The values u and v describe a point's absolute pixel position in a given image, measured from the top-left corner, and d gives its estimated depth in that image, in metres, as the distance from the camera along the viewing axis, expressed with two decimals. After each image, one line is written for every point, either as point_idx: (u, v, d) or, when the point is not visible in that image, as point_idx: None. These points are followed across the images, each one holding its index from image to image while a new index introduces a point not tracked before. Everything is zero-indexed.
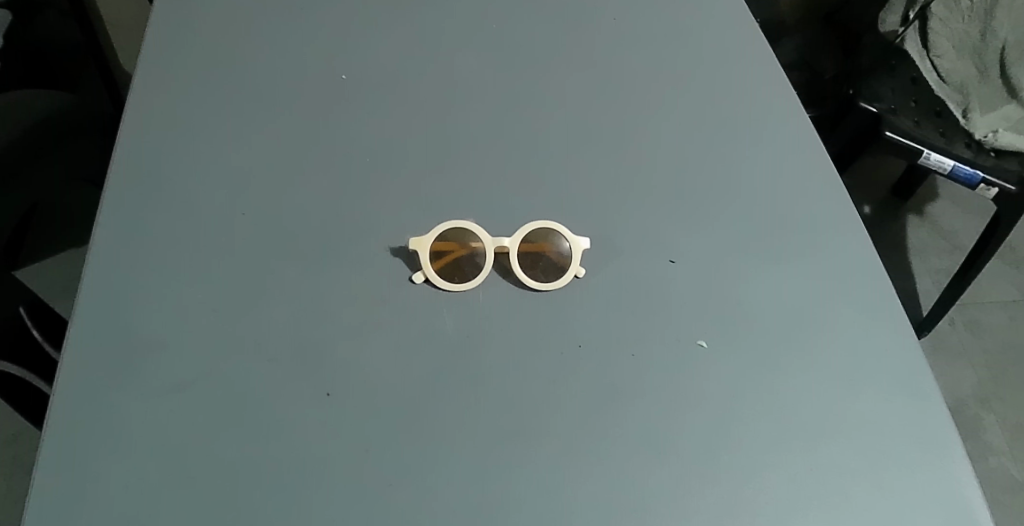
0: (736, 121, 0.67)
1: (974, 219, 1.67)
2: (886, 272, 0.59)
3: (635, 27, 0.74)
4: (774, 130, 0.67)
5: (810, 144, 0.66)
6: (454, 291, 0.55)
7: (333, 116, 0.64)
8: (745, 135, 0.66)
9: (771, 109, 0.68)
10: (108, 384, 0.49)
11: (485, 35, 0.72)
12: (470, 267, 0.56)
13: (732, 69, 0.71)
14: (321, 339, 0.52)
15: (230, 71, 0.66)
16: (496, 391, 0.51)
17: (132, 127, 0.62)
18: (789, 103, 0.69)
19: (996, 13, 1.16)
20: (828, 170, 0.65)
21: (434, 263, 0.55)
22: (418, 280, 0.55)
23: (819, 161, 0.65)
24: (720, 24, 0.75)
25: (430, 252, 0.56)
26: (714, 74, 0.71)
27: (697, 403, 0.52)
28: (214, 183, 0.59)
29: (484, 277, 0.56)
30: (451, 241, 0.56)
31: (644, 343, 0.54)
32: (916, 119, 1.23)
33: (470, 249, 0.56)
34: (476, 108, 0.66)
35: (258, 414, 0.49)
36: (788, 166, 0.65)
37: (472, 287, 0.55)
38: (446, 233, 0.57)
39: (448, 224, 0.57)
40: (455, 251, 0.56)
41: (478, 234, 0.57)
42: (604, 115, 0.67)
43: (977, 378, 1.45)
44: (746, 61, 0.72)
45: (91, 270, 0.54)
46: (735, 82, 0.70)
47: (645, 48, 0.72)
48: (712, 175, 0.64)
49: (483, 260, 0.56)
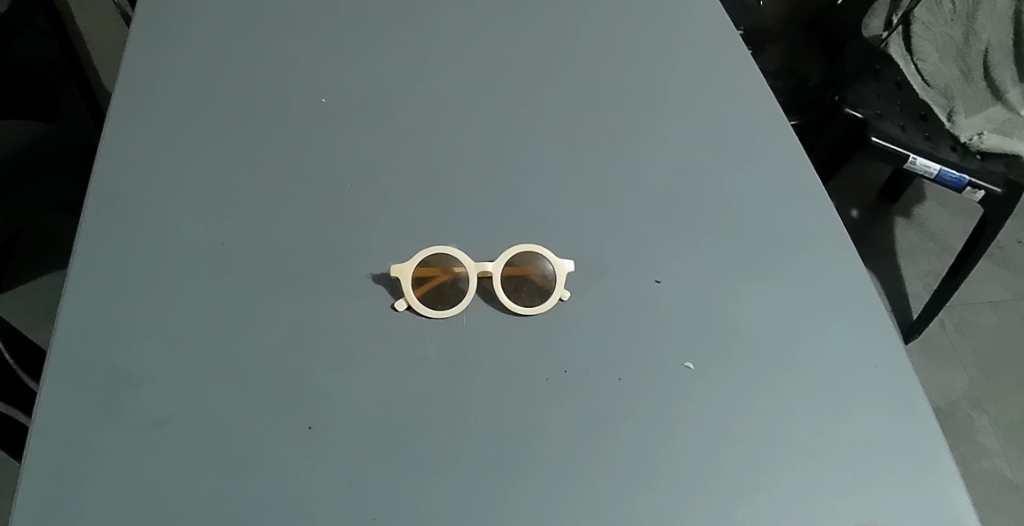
0: (719, 136, 0.67)
1: (961, 220, 1.69)
2: (872, 283, 0.60)
3: (620, 41, 0.74)
4: (757, 144, 0.67)
5: (794, 155, 0.66)
6: (436, 317, 0.54)
7: (314, 140, 0.64)
8: (729, 150, 0.66)
9: (756, 124, 0.68)
10: (85, 421, 0.48)
11: (467, 52, 0.72)
12: (453, 292, 0.55)
13: (717, 83, 0.71)
14: (303, 371, 0.51)
15: (207, 97, 0.66)
16: (482, 420, 0.50)
17: (108, 156, 0.61)
18: (773, 115, 0.69)
19: (979, 15, 1.16)
20: (812, 183, 0.65)
21: (417, 290, 0.55)
22: (401, 307, 0.54)
23: (804, 173, 0.65)
24: (702, 35, 0.75)
25: (413, 278, 0.55)
26: (699, 88, 0.71)
27: (685, 426, 0.51)
28: (194, 211, 0.59)
29: (467, 303, 0.55)
30: (434, 266, 0.56)
31: (632, 368, 0.53)
32: (901, 124, 1.27)
33: (453, 275, 0.56)
34: (459, 128, 0.66)
35: (238, 451, 0.48)
36: (775, 181, 0.64)
37: (456, 314, 0.55)
38: (426, 258, 0.56)
39: (430, 249, 0.57)
40: (438, 277, 0.56)
41: (461, 259, 0.57)
42: (587, 132, 0.67)
43: (968, 379, 1.46)
44: (729, 73, 0.72)
45: (67, 303, 0.53)
46: (720, 95, 0.70)
47: (629, 64, 0.72)
48: (697, 192, 0.64)
49: (466, 285, 0.56)
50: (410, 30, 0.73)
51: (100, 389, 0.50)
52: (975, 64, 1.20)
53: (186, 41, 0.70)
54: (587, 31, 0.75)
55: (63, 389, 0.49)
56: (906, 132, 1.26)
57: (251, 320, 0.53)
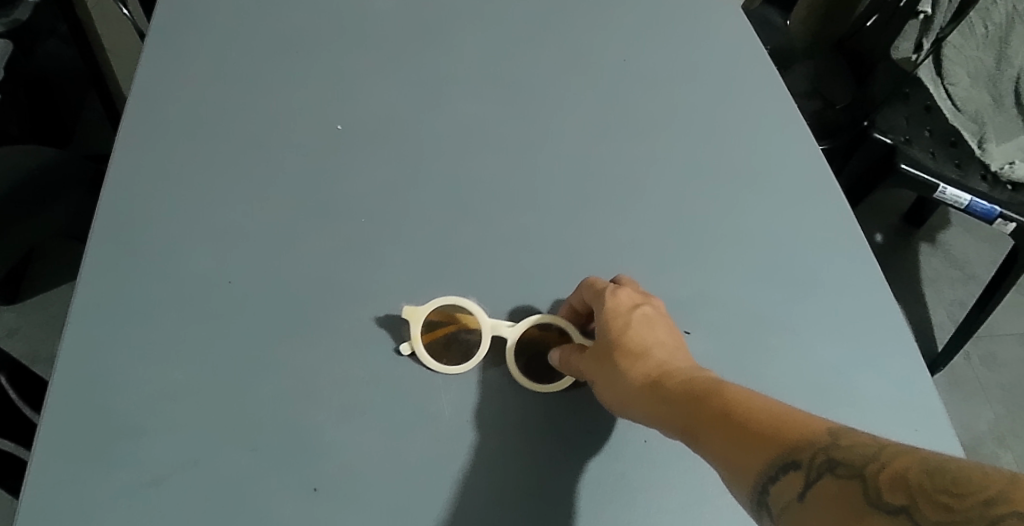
0: (728, 186, 0.68)
1: (987, 247, 1.65)
2: (913, 345, 0.61)
3: (633, 73, 0.75)
4: (768, 190, 0.68)
5: (801, 201, 0.68)
6: (440, 370, 0.55)
7: (326, 171, 0.64)
8: (736, 196, 0.67)
9: (764, 169, 0.69)
10: (82, 471, 0.48)
11: (482, 81, 0.72)
12: (461, 348, 0.56)
13: (728, 122, 0.72)
14: (306, 421, 0.52)
15: (214, 127, 0.65)
16: (484, 482, 0.52)
17: (111, 186, 0.60)
18: (778, 161, 0.70)
19: (1011, 41, 1.20)
20: (827, 231, 0.66)
21: (424, 336, 0.55)
22: (405, 351, 0.55)
23: (811, 222, 0.66)
24: (714, 79, 0.75)
25: (424, 324, 0.56)
26: (709, 127, 0.71)
27: (709, 494, 0.53)
28: (201, 247, 0.58)
29: (473, 363, 0.56)
30: (447, 315, 0.57)
31: (656, 428, 0.55)
32: (931, 150, 1.23)
33: (463, 327, 0.57)
34: (473, 161, 0.66)
35: (241, 511, 0.48)
36: (787, 229, 0.66)
37: (460, 371, 0.55)
38: (441, 308, 0.57)
39: (446, 297, 0.58)
40: (449, 326, 0.57)
41: (475, 314, 0.57)
42: (598, 169, 0.67)
43: (993, 414, 1.41)
44: (737, 110, 0.73)
45: (65, 343, 0.52)
46: (730, 136, 0.71)
47: (643, 99, 0.73)
48: (707, 237, 0.64)
49: (474, 342, 0.57)
50: (422, 61, 0.73)
51: (97, 439, 0.49)
52: (1007, 90, 1.22)
53: (194, 66, 0.69)
54: (599, 68, 0.74)
55: (63, 434, 0.49)
56: (936, 159, 1.22)
57: (256, 368, 0.53)
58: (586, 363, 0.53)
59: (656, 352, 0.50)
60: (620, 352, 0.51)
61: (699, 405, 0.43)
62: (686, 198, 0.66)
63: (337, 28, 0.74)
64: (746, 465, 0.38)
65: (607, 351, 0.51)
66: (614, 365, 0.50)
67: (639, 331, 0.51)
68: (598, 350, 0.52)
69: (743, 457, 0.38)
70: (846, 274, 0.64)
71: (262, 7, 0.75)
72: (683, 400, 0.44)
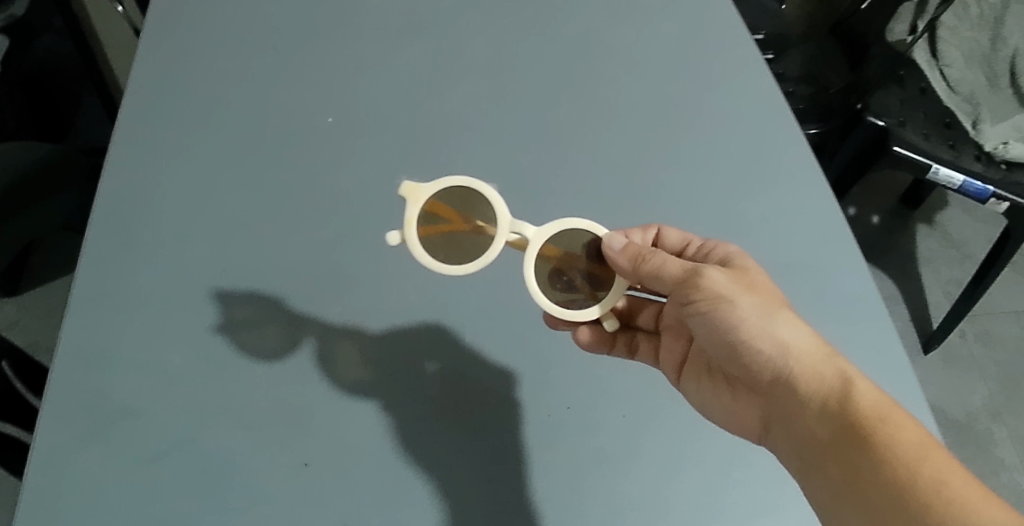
0: (704, 169, 0.69)
1: (987, 226, 1.65)
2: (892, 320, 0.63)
3: (622, 55, 0.76)
4: (754, 168, 0.70)
5: (785, 178, 0.69)
6: (430, 266, 0.53)
7: (314, 161, 0.67)
8: (720, 176, 0.69)
9: (750, 148, 0.71)
10: (87, 448, 0.53)
11: (472, 68, 0.74)
12: (465, 244, 0.54)
13: (716, 102, 0.73)
14: (296, 398, 0.56)
15: (202, 127, 0.69)
16: (467, 453, 0.55)
17: (110, 188, 0.65)
18: (767, 138, 0.71)
19: (1007, 20, 1.21)
20: (812, 207, 0.68)
21: (422, 228, 0.54)
22: (393, 241, 0.53)
23: (791, 199, 0.68)
24: (693, 60, 0.76)
25: (423, 209, 0.54)
26: (695, 107, 0.73)
27: (689, 465, 0.55)
28: (196, 241, 0.63)
29: (472, 263, 0.54)
30: (457, 209, 0.54)
31: (632, 403, 0.57)
32: (925, 132, 1.23)
33: (471, 224, 0.54)
34: (460, 149, 0.69)
35: (236, 483, 0.53)
36: (773, 207, 0.68)
37: (450, 268, 0.53)
38: (448, 194, 0.54)
39: (458, 185, 0.54)
40: (453, 221, 0.54)
41: (485, 208, 0.54)
42: (584, 151, 0.70)
43: (987, 391, 1.43)
44: (726, 88, 0.74)
45: (64, 334, 0.58)
46: (717, 116, 0.73)
47: (632, 82, 0.74)
48: (688, 220, 0.67)
49: (479, 236, 0.54)
50: (405, 52, 0.75)
51: (101, 421, 0.54)
52: (1002, 71, 1.23)
53: (188, 66, 0.73)
54: (587, 50, 0.76)
55: (72, 415, 0.55)
56: (929, 141, 1.22)
57: (249, 351, 0.58)
58: (722, 285, 0.54)
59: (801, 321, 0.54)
60: (785, 301, 0.55)
61: (861, 395, 0.48)
62: (669, 179, 0.69)
63: (324, 25, 0.77)
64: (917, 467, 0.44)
65: (755, 294, 0.54)
66: (764, 312, 0.53)
67: (779, 297, 0.55)
68: (740, 284, 0.54)
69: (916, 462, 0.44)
70: (827, 249, 0.66)
71: (253, 5, 0.78)
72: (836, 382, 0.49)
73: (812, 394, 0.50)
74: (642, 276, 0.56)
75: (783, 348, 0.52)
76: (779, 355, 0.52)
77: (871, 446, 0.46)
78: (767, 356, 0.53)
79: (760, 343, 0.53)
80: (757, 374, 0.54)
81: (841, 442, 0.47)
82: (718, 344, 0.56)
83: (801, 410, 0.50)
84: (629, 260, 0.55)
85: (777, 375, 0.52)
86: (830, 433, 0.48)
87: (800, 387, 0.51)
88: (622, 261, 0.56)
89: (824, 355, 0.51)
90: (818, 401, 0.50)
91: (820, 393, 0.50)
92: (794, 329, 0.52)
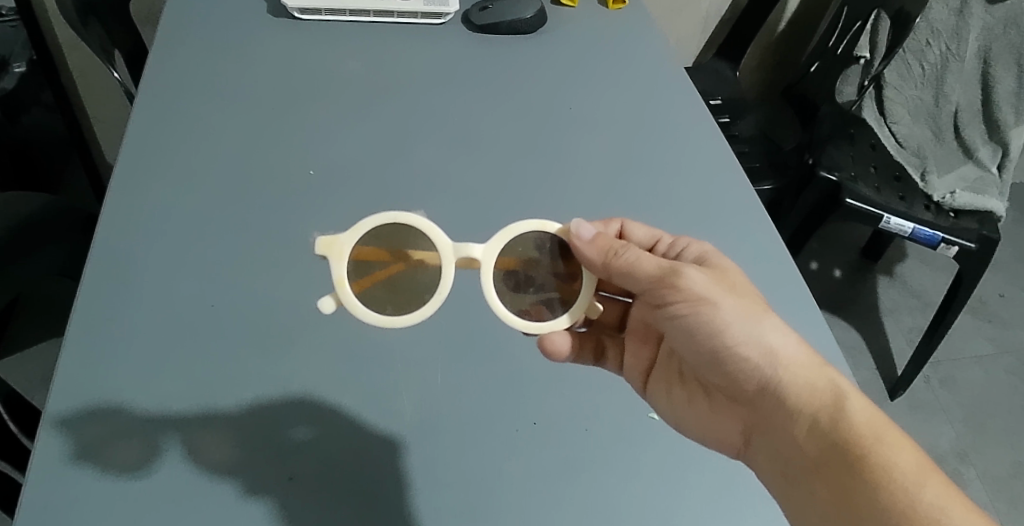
0: (656, 214, 0.77)
1: (941, 274, 1.74)
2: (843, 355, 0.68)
3: (580, 121, 0.87)
4: (703, 217, 0.78)
5: (729, 224, 0.78)
6: (381, 324, 0.56)
7: (299, 209, 0.73)
8: (673, 224, 0.77)
9: (699, 204, 0.79)
10: (71, 466, 0.54)
11: (447, 130, 0.83)
12: (412, 288, 0.58)
13: (664, 164, 0.83)
14: (281, 420, 0.59)
15: (197, 177, 0.75)
16: (443, 470, 0.58)
17: (106, 228, 0.69)
18: (712, 195, 0.80)
19: (947, 80, 1.32)
20: (754, 248, 0.75)
21: (354, 286, 0.56)
22: (329, 308, 0.55)
23: (735, 242, 0.76)
24: (646, 127, 0.87)
25: (350, 263, 0.57)
26: (648, 166, 0.82)
27: (654, 478, 0.59)
28: (187, 277, 0.67)
29: (422, 307, 0.57)
30: (384, 253, 0.58)
31: (598, 421, 0.61)
32: (877, 185, 1.31)
33: (404, 265, 0.58)
34: (436, 199, 0.76)
35: (220, 497, 0.55)
36: (722, 247, 0.75)
37: (400, 323, 0.56)
38: (369, 239, 0.57)
39: (376, 228, 0.57)
40: (388, 267, 0.58)
41: (413, 246, 0.58)
42: (549, 200, 0.77)
43: (954, 432, 1.47)
44: (669, 148, 0.85)
45: (62, 359, 0.60)
46: (665, 176, 0.82)
47: (587, 142, 0.84)
48: None
49: (421, 276, 0.58)
50: (389, 120, 0.84)
51: (88, 439, 0.56)
52: (946, 125, 1.35)
53: (187, 125, 0.80)
54: (547, 117, 0.87)
55: (59, 432, 0.56)
56: (881, 193, 1.30)
57: (238, 376, 0.61)
58: (704, 286, 0.56)
59: (778, 323, 0.56)
60: (768, 307, 0.58)
61: (846, 405, 0.52)
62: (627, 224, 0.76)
63: (314, 94, 0.86)
64: (900, 475, 0.48)
65: (737, 296, 0.57)
66: (750, 320, 0.56)
67: (759, 300, 0.58)
68: (721, 287, 0.57)
69: (899, 468, 0.48)
70: (776, 286, 0.72)
71: (248, 77, 0.86)
72: (823, 391, 0.53)
73: (803, 407, 0.53)
74: (612, 271, 0.58)
75: (771, 355, 0.55)
76: (768, 363, 0.55)
77: (864, 467, 0.49)
78: (755, 363, 0.55)
79: (748, 350, 0.55)
80: (742, 380, 0.57)
81: (833, 460, 0.51)
82: (700, 348, 0.58)
83: (791, 420, 0.54)
84: (601, 252, 0.58)
85: (765, 383, 0.55)
86: (821, 449, 0.51)
87: (790, 397, 0.54)
88: (592, 251, 0.58)
89: (816, 367, 0.55)
90: (811, 414, 0.53)
91: (813, 407, 0.53)
92: (782, 337, 0.55)
